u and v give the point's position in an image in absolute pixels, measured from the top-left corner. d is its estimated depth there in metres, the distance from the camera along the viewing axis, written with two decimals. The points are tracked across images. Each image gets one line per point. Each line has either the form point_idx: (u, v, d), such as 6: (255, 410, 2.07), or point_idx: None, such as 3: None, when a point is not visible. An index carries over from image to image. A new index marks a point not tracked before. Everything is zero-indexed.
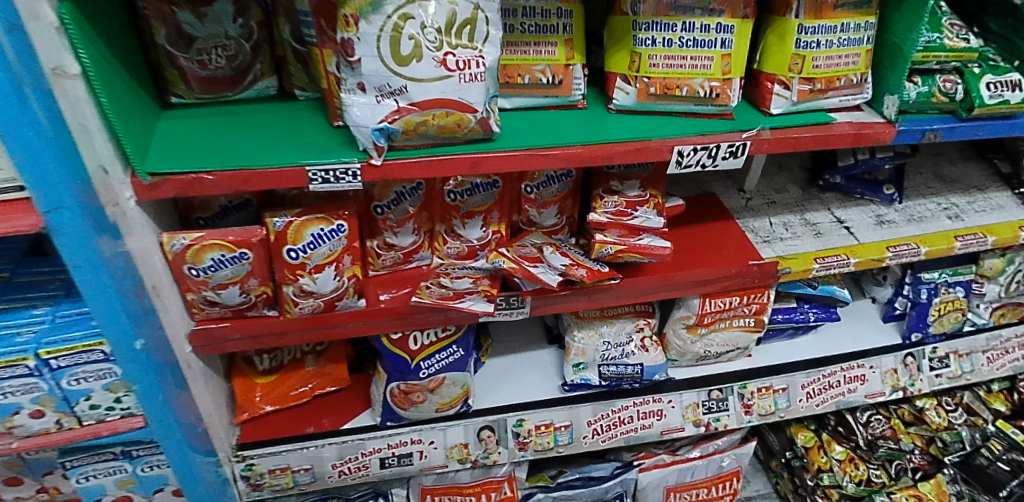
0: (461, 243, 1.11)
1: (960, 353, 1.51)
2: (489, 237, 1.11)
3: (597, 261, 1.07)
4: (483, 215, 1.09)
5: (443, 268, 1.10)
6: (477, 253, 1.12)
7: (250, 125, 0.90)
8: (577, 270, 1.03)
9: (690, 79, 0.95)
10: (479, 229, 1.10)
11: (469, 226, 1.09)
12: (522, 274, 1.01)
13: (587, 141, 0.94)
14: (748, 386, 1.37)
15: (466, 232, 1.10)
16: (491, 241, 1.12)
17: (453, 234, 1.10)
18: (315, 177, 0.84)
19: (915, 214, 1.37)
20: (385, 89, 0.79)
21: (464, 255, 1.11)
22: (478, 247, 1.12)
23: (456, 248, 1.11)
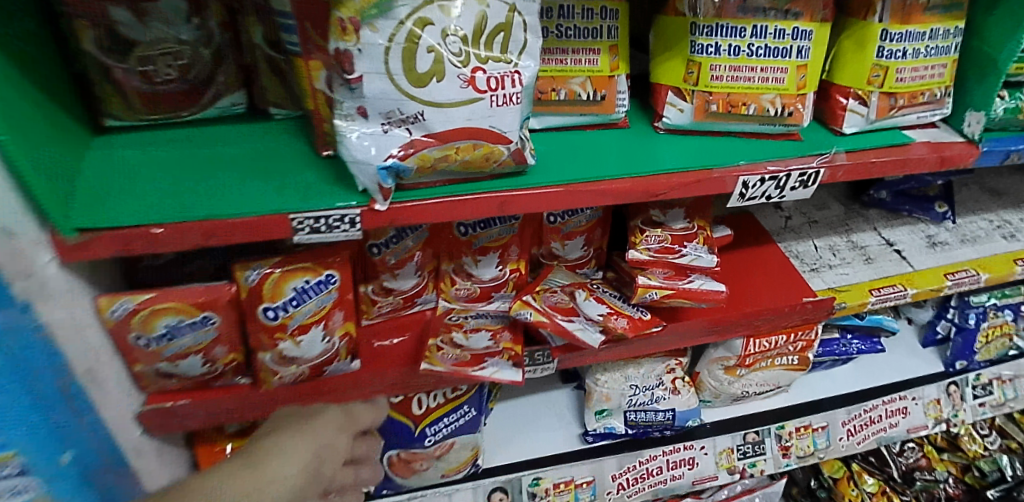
0: (473, 284, 0.92)
1: (1004, 378, 1.38)
2: (506, 276, 0.93)
3: (638, 306, 0.91)
4: (500, 252, 0.90)
5: (455, 317, 0.91)
6: (491, 295, 0.93)
7: (213, 157, 0.70)
8: (617, 321, 0.87)
9: (759, 95, 0.78)
10: (494, 267, 0.92)
11: (482, 264, 0.91)
12: (554, 330, 0.85)
13: (638, 171, 0.76)
14: (786, 426, 1.23)
15: (479, 272, 0.92)
16: (510, 282, 0.93)
17: (463, 274, 0.92)
18: (301, 226, 0.65)
19: (969, 234, 1.23)
20: (395, 116, 0.60)
21: (475, 298, 0.93)
22: (493, 290, 0.93)
23: (466, 291, 0.93)
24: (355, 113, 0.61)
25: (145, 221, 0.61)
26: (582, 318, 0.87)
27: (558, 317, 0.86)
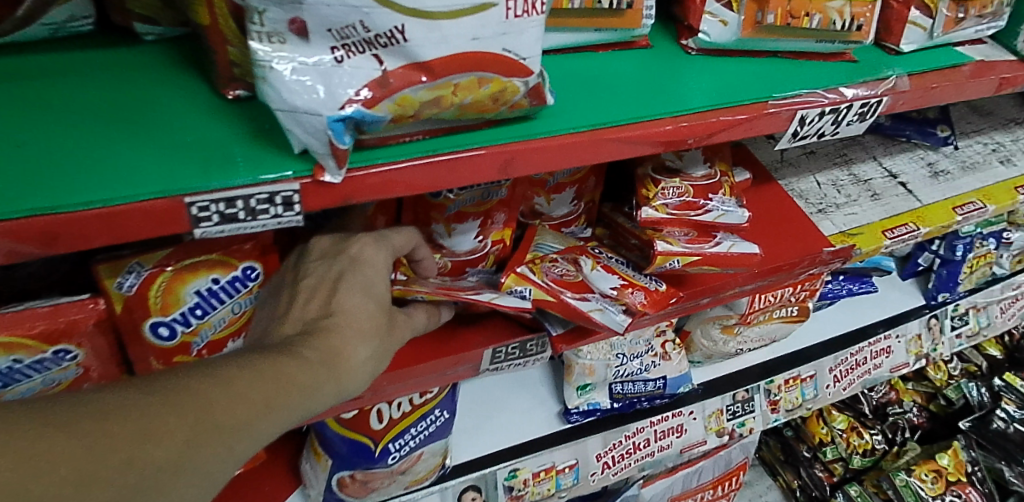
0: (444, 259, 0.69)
1: (978, 306, 1.37)
2: (487, 249, 0.71)
3: (651, 275, 0.73)
4: (483, 220, 0.68)
5: None
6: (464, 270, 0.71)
7: (43, 102, 0.44)
8: (633, 295, 0.70)
9: (826, 2, 0.61)
10: (472, 240, 0.69)
11: (457, 236, 0.68)
12: (559, 311, 0.67)
13: (679, 107, 0.56)
14: (775, 380, 1.12)
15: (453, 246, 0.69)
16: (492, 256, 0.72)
17: (430, 247, 0.69)
18: (205, 215, 0.41)
19: (967, 160, 1.14)
20: (355, 35, 0.37)
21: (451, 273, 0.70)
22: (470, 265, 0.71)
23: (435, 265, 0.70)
24: (286, 30, 0.37)
25: None
26: (596, 294, 0.69)
27: (567, 295, 0.68)
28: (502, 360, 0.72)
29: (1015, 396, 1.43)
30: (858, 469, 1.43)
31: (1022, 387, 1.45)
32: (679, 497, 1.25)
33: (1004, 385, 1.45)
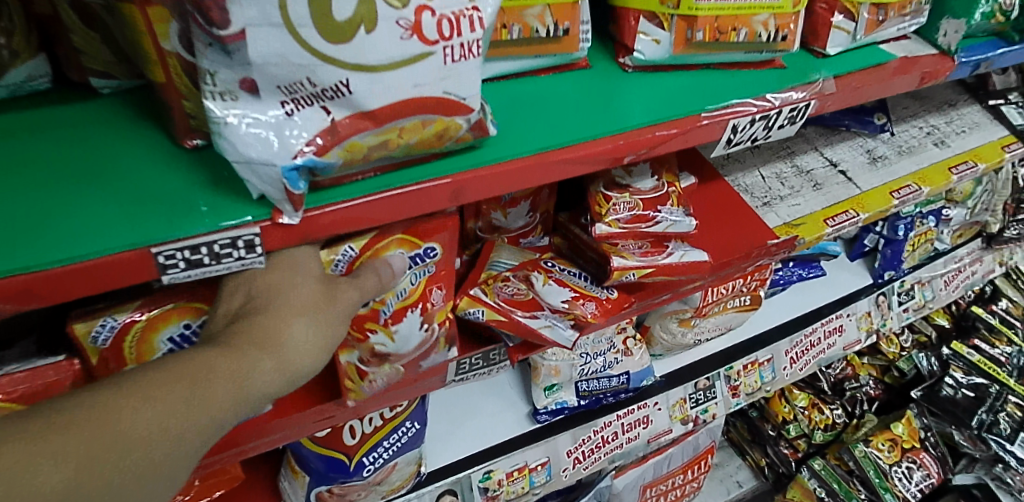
0: (386, 326, 0.62)
1: (923, 281, 1.44)
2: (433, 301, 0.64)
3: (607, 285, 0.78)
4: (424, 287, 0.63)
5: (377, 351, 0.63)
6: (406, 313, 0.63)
7: (4, 161, 0.45)
8: (584, 306, 0.74)
9: (751, 17, 0.63)
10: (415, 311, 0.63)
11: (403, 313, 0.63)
12: (511, 330, 0.71)
13: (617, 126, 0.60)
14: (734, 366, 1.18)
15: (399, 348, 0.64)
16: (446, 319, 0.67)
17: (379, 358, 0.64)
18: (171, 262, 0.43)
19: (904, 144, 1.21)
20: (303, 89, 0.39)
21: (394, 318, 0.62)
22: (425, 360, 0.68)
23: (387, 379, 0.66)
24: (237, 88, 0.38)
25: None
26: (546, 311, 0.73)
27: (518, 314, 0.71)
28: (467, 370, 0.74)
29: (962, 364, 1.50)
30: (820, 443, 1.50)
31: (968, 354, 1.53)
32: (652, 484, 1.30)
33: (951, 353, 1.52)
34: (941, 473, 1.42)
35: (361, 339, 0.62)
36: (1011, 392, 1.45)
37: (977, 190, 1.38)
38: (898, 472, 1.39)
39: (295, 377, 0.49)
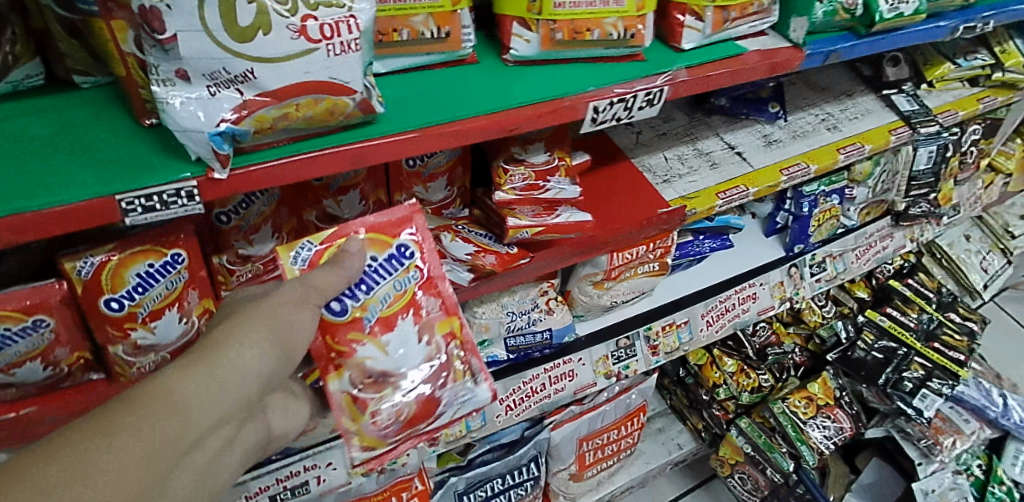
0: (373, 339, 0.79)
1: (834, 255, 1.60)
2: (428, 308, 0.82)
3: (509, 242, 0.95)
4: (411, 299, 0.80)
5: (371, 368, 0.79)
6: (393, 324, 0.79)
7: (5, 136, 0.60)
8: (485, 258, 0.92)
9: (601, 20, 0.79)
10: (409, 320, 0.80)
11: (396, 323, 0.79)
12: None
13: (492, 107, 0.75)
14: (652, 327, 1.34)
15: (394, 364, 0.80)
16: (447, 334, 0.83)
17: (371, 376, 0.79)
18: (131, 207, 0.58)
19: (798, 130, 1.37)
20: (220, 76, 0.54)
21: (381, 330, 0.79)
22: (434, 388, 0.82)
23: (393, 407, 0.81)
24: (174, 77, 0.54)
25: None
26: (449, 259, 0.92)
27: None
28: None
29: (875, 329, 1.65)
30: (748, 404, 1.65)
31: (881, 321, 1.67)
32: (587, 437, 1.45)
33: (866, 320, 1.68)
34: (852, 427, 1.55)
35: (349, 358, 0.78)
36: (916, 354, 1.60)
37: (878, 171, 1.53)
38: (813, 425, 1.54)
39: (248, 365, 0.60)
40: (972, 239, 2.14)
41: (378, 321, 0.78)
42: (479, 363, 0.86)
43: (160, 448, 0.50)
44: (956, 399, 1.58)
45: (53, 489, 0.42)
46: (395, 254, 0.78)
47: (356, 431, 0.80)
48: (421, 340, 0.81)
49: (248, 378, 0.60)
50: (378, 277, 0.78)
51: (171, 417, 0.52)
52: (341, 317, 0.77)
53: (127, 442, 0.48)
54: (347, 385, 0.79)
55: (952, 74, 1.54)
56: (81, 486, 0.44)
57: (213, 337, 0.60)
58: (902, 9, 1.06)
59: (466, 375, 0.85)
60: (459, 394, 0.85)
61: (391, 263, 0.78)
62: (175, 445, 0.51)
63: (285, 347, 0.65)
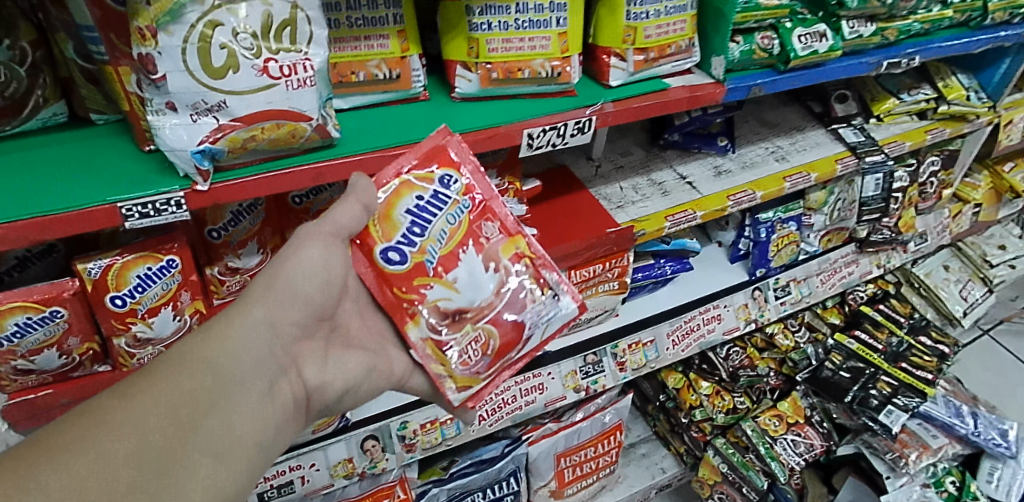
0: (440, 278, 0.83)
1: (798, 279, 1.70)
2: (492, 237, 0.85)
3: None
4: (466, 231, 0.84)
5: (447, 308, 0.84)
6: (456, 257, 0.83)
7: (37, 161, 0.75)
8: None
9: (530, 61, 0.94)
10: (471, 252, 0.84)
11: (460, 258, 0.84)
12: None
13: (437, 134, 0.89)
14: (619, 344, 1.44)
15: (468, 297, 0.84)
16: (515, 255, 0.85)
17: (448, 313, 0.84)
18: (130, 213, 0.72)
19: (748, 161, 1.48)
20: (200, 106, 0.69)
21: (445, 268, 0.83)
22: (511, 314, 0.85)
23: (475, 344, 0.85)
24: (164, 108, 0.69)
25: None
26: None
27: None
28: None
29: (844, 352, 1.73)
30: (722, 424, 1.69)
31: (850, 343, 1.75)
32: (564, 453, 1.53)
33: (835, 343, 1.75)
34: (823, 444, 1.62)
35: (420, 303, 0.84)
36: (883, 373, 1.67)
37: (833, 199, 1.62)
38: (783, 442, 1.61)
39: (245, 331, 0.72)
40: (953, 269, 2.16)
41: (439, 260, 0.83)
42: (555, 275, 0.87)
43: (174, 400, 0.62)
44: (923, 416, 1.64)
45: (80, 439, 0.55)
46: (438, 188, 0.84)
47: (448, 374, 0.86)
48: (488, 267, 0.84)
49: (249, 339, 0.72)
50: (429, 215, 0.83)
51: (181, 379, 0.64)
52: (403, 266, 0.83)
53: (141, 399, 0.60)
54: (426, 331, 0.84)
55: (898, 108, 1.66)
56: (103, 434, 0.56)
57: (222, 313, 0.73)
58: (817, 47, 1.19)
59: (547, 291, 0.86)
60: (543, 311, 0.86)
61: (436, 197, 0.84)
62: (190, 398, 0.63)
63: (284, 297, 0.77)
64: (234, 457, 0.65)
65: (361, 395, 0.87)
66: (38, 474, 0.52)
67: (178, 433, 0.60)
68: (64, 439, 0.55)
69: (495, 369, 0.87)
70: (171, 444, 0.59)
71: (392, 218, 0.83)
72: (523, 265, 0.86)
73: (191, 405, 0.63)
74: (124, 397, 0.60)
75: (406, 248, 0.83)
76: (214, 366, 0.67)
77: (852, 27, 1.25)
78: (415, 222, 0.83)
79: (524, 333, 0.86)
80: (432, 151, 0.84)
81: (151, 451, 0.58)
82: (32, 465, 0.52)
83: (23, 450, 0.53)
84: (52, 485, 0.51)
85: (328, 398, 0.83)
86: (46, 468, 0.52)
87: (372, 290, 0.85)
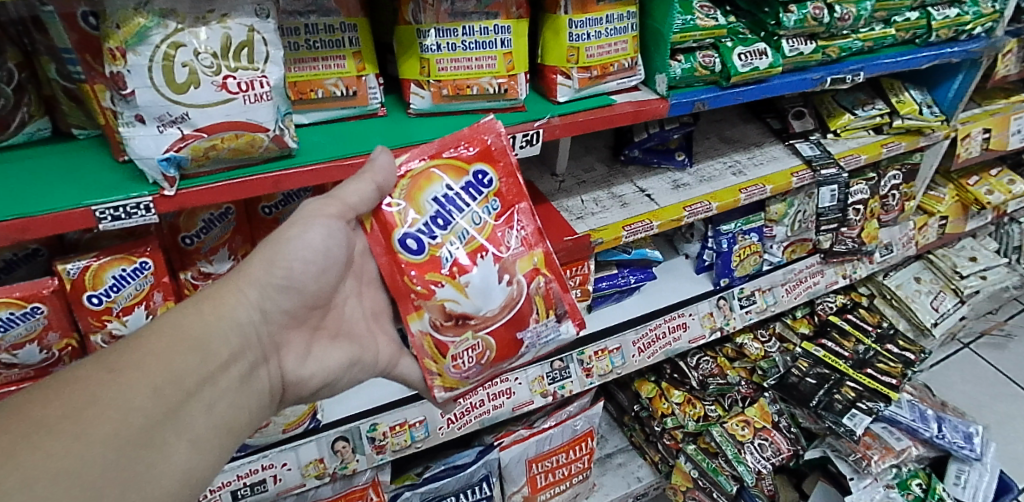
0: (455, 281, 0.89)
1: (763, 289, 1.76)
2: (513, 250, 0.93)
3: None
4: (489, 240, 0.91)
5: (455, 310, 0.90)
6: (474, 263, 0.89)
7: (22, 170, 0.83)
8: None
9: (478, 79, 1.02)
10: (490, 262, 0.91)
11: (479, 263, 0.90)
12: None
13: (390, 145, 0.97)
14: (585, 351, 1.50)
15: (478, 306, 0.91)
16: (528, 271, 0.94)
17: (458, 315, 0.91)
18: (103, 215, 0.80)
19: (706, 175, 1.56)
20: (166, 118, 0.77)
21: (459, 272, 0.89)
22: (515, 329, 0.94)
23: (471, 350, 0.93)
24: (133, 121, 0.77)
25: None
26: None
27: None
28: None
29: (811, 359, 1.79)
30: (694, 432, 1.73)
31: (817, 351, 1.81)
32: (536, 459, 1.58)
33: (803, 352, 1.81)
34: (791, 448, 1.67)
35: (429, 299, 0.89)
36: (849, 378, 1.72)
37: (793, 210, 1.68)
38: (750, 446, 1.66)
39: (234, 317, 0.78)
40: (924, 280, 2.09)
41: (455, 261, 0.89)
42: (561, 303, 0.98)
43: (158, 384, 0.67)
44: (888, 420, 1.69)
45: (67, 415, 0.60)
46: (470, 184, 0.90)
47: (439, 371, 0.94)
48: (502, 278, 0.91)
49: (233, 326, 0.77)
50: (454, 211, 0.89)
51: (167, 362, 0.69)
52: (419, 256, 0.88)
53: (127, 379, 0.65)
54: (427, 326, 0.91)
55: (854, 124, 1.69)
56: (87, 412, 0.61)
57: (215, 293, 0.78)
58: (757, 64, 1.28)
59: (551, 314, 0.97)
60: (540, 331, 0.97)
61: (465, 194, 0.90)
62: (173, 382, 0.68)
63: (278, 282, 0.82)
64: (208, 444, 0.70)
65: (339, 386, 0.93)
66: (23, 448, 0.57)
67: (159, 417, 0.66)
68: (50, 414, 0.60)
69: (483, 375, 0.96)
70: (151, 428, 0.65)
71: (418, 205, 0.88)
72: (534, 283, 0.94)
73: (174, 390, 0.68)
74: (111, 376, 0.65)
75: (426, 239, 0.88)
76: (199, 350, 0.73)
77: (791, 45, 1.33)
78: (440, 214, 0.88)
79: (519, 350, 0.96)
80: (470, 145, 0.90)
81: (132, 433, 0.63)
82: (19, 437, 0.57)
83: (10, 419, 0.58)
84: (36, 461, 0.57)
85: (306, 387, 0.88)
86: (31, 442, 0.57)
87: (383, 273, 0.90)
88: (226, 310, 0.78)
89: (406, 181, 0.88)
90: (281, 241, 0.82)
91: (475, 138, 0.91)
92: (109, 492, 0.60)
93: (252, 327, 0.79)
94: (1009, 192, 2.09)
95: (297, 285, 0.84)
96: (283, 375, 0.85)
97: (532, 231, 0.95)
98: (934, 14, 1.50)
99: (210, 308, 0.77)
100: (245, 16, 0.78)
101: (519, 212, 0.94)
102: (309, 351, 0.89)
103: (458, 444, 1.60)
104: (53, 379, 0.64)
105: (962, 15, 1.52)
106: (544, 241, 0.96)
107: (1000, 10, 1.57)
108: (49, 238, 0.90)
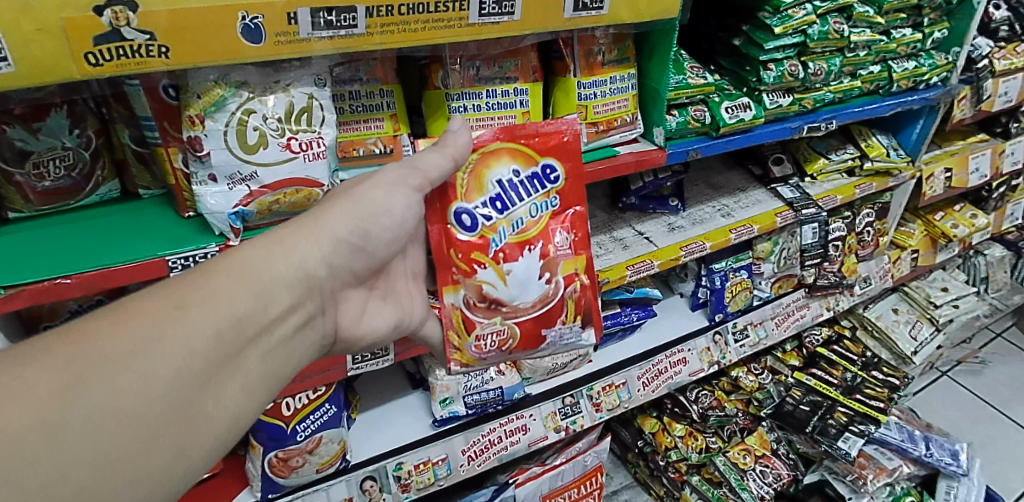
0: (500, 267, 0.98)
1: (755, 323, 1.87)
2: (561, 248, 1.03)
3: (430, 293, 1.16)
4: (541, 237, 1.00)
5: (492, 294, 1.00)
6: (521, 252, 0.99)
7: (95, 227, 0.92)
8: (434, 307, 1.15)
9: None
10: (537, 258, 1.00)
11: (527, 255, 0.99)
12: None
13: None
14: (593, 387, 1.58)
15: (514, 297, 1.01)
16: (567, 274, 1.04)
17: (495, 300, 1.01)
18: (174, 265, 0.88)
19: (698, 218, 1.68)
20: (236, 177, 0.86)
21: (505, 258, 0.98)
22: (542, 326, 1.04)
23: (496, 335, 1.03)
24: (207, 179, 0.86)
25: (50, 275, 0.82)
26: None
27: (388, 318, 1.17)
28: (361, 361, 1.19)
29: (803, 388, 1.88)
30: (697, 464, 1.80)
31: (808, 380, 1.91)
32: (549, 495, 1.63)
33: (795, 381, 1.92)
34: (790, 473, 1.78)
35: (469, 278, 0.98)
36: (840, 404, 1.82)
37: (777, 249, 1.81)
38: (752, 473, 1.75)
39: (301, 265, 0.75)
40: (901, 311, 2.22)
41: (502, 246, 0.98)
42: (585, 314, 1.08)
43: (220, 329, 0.64)
44: (879, 441, 1.77)
45: (132, 349, 0.58)
46: (536, 176, 0.98)
47: (460, 347, 1.03)
48: (541, 275, 1.01)
49: (296, 276, 0.74)
50: (515, 199, 0.97)
51: (230, 304, 0.66)
52: (470, 233, 0.96)
53: (195, 320, 0.62)
54: (460, 300, 1.00)
55: (828, 167, 1.84)
56: (154, 350, 0.59)
57: (287, 234, 0.75)
58: (742, 116, 1.42)
59: (576, 320, 1.07)
60: (563, 332, 1.07)
61: (530, 184, 0.98)
62: (234, 328, 0.66)
63: (345, 239, 0.80)
64: (256, 390, 0.69)
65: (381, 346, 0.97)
66: (93, 382, 0.55)
67: (217, 363, 0.63)
68: (115, 349, 0.57)
69: (498, 360, 1.06)
70: (209, 372, 0.62)
71: (482, 184, 0.95)
72: (570, 287, 1.05)
73: (234, 336, 0.65)
74: (178, 313, 0.62)
75: (481, 218, 0.96)
76: (262, 294, 0.69)
77: (772, 98, 1.48)
78: (500, 198, 0.96)
79: (540, 345, 1.06)
80: (545, 140, 0.98)
81: (192, 374, 0.61)
82: (88, 369, 0.55)
83: (76, 348, 0.56)
84: (99, 395, 0.55)
85: (357, 344, 0.91)
86: (99, 378, 0.55)
87: (432, 240, 0.97)
88: (294, 257, 0.74)
89: (476, 156, 0.94)
90: (356, 200, 0.82)
91: (552, 134, 0.98)
92: (162, 434, 0.58)
93: (315, 277, 0.77)
94: (972, 226, 2.23)
95: (369, 249, 0.85)
96: (337, 322, 0.86)
97: (580, 236, 1.04)
98: (894, 67, 1.66)
99: (280, 251, 0.73)
100: (305, 85, 0.88)
101: (573, 214, 1.03)
102: (366, 303, 0.92)
103: (473, 485, 1.66)
104: (121, 309, 0.61)
105: (918, 67, 1.69)
106: (588, 248, 1.06)
107: (952, 61, 1.74)
108: (112, 289, 0.97)
